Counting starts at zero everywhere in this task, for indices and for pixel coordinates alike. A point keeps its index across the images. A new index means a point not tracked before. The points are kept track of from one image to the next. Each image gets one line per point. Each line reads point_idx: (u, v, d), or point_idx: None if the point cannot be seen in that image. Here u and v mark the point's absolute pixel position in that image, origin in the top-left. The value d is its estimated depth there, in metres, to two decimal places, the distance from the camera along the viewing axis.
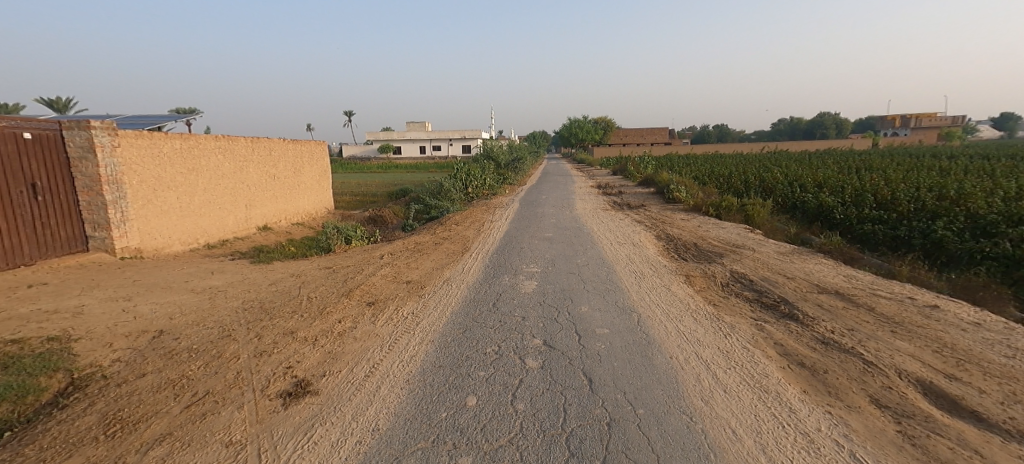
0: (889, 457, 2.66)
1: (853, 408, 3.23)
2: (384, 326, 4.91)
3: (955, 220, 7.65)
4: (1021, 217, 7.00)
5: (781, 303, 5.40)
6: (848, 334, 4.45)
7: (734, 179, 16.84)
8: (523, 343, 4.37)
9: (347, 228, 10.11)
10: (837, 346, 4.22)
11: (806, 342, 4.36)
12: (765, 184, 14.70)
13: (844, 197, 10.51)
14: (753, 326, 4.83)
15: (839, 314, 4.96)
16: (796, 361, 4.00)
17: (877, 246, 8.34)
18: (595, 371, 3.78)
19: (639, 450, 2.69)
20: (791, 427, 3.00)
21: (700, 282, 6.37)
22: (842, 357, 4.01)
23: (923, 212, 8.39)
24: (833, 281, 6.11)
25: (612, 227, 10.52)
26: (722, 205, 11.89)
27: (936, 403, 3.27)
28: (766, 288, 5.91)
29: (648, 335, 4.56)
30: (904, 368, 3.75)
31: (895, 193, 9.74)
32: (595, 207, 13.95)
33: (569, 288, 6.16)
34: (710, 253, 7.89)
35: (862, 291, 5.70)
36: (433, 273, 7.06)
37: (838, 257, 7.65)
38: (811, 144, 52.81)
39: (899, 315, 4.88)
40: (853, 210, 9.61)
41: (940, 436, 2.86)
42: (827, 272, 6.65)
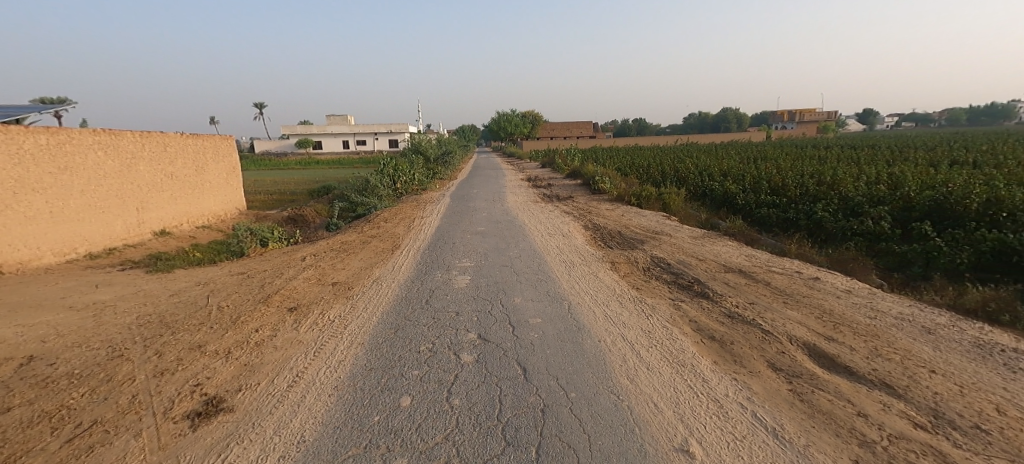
0: (783, 414, 3.03)
1: (755, 373, 3.62)
2: (309, 332, 4.63)
3: (831, 202, 8.81)
4: (880, 198, 8.24)
5: (694, 283, 5.88)
6: (750, 307, 4.97)
7: (652, 170, 17.99)
8: (457, 339, 4.35)
9: (262, 229, 9.36)
10: (741, 318, 4.69)
11: (716, 317, 4.80)
12: (679, 174, 15.86)
13: (745, 185, 11.67)
14: (671, 305, 5.22)
15: (742, 290, 5.52)
16: (708, 334, 4.39)
17: (772, 228, 9.37)
18: (529, 360, 3.86)
19: (571, 432, 2.80)
20: (704, 395, 3.30)
21: (624, 268, 6.74)
22: (745, 329, 4.46)
23: (807, 196, 9.55)
24: (737, 261, 6.78)
25: (541, 218, 10.77)
26: (642, 194, 12.66)
27: (819, 362, 3.77)
28: (681, 270, 6.41)
29: (578, 322, 4.74)
30: (794, 334, 4.27)
31: (785, 179, 11.00)
32: (525, 200, 14.20)
33: (502, 280, 6.21)
34: (632, 240, 8.37)
35: (761, 268, 6.39)
36: (361, 273, 6.77)
37: (741, 239, 8.49)
38: (718, 136, 57.58)
39: (790, 288, 5.55)
40: (752, 196, 10.71)
41: (822, 390, 3.31)
42: (732, 252, 7.36)
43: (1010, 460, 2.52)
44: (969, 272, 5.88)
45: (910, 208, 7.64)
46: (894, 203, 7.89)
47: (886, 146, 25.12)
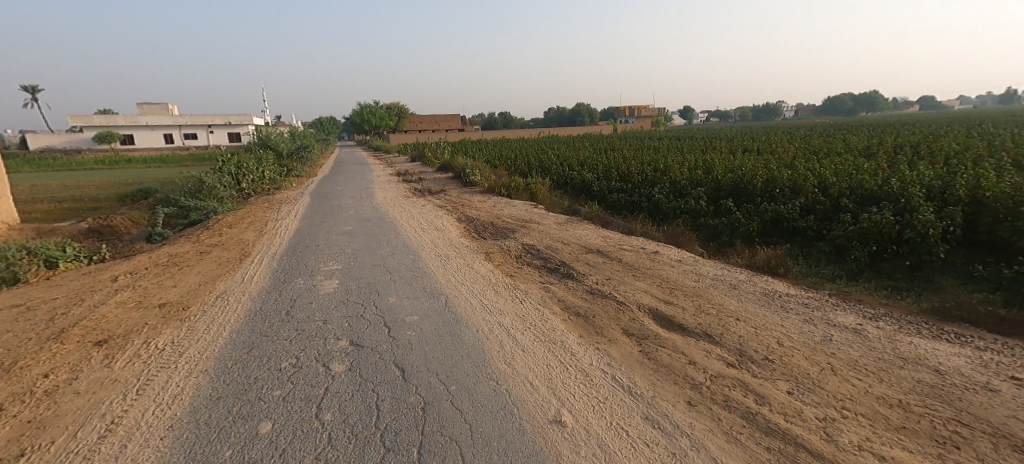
0: (636, 373, 3.47)
1: (613, 340, 4.07)
2: (129, 367, 3.79)
3: (665, 186, 10.31)
4: (699, 181, 9.92)
5: (560, 265, 6.34)
6: (607, 283, 5.55)
7: (519, 162, 18.87)
8: (325, 349, 3.99)
9: (48, 247, 7.33)
10: (600, 293, 5.21)
11: (580, 294, 5.25)
12: (543, 165, 16.90)
13: (598, 173, 12.97)
14: (541, 288, 5.56)
15: (600, 268, 6.14)
16: (574, 311, 4.79)
17: (622, 211, 10.60)
18: (407, 360, 3.73)
19: (453, 425, 2.79)
20: (573, 367, 3.59)
21: (497, 257, 6.96)
22: (604, 302, 4.98)
23: (647, 181, 11.03)
24: (595, 242, 7.51)
25: (413, 214, 10.50)
26: (511, 185, 13.20)
27: (662, 323, 4.40)
28: (549, 254, 6.86)
29: (456, 314, 4.74)
30: (642, 302, 4.91)
31: (629, 168, 12.52)
32: (395, 195, 13.66)
33: (374, 281, 5.88)
34: (503, 229, 8.67)
35: (614, 247, 7.18)
36: (199, 289, 5.77)
37: (598, 222, 9.44)
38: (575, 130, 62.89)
39: (637, 262, 6.35)
40: (604, 183, 11.96)
41: (664, 347, 3.87)
42: (591, 234, 8.13)
43: (788, 379, 3.29)
44: (758, 237, 7.47)
45: (719, 188, 9.38)
46: (708, 185, 9.59)
47: (700, 138, 30.40)
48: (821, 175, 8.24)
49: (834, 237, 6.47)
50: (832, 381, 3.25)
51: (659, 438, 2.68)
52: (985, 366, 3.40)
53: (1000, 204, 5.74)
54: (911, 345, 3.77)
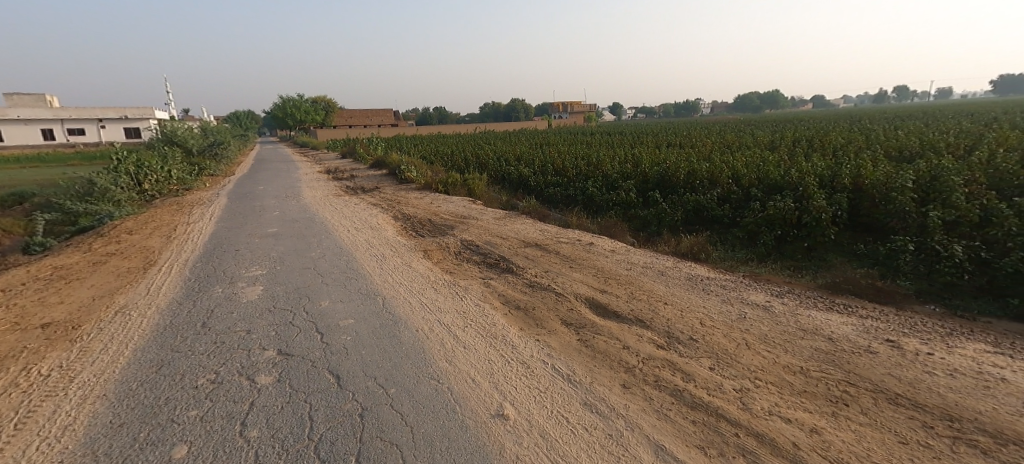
0: (574, 361, 3.59)
1: (552, 331, 4.17)
2: (4, 399, 3.26)
3: (598, 180, 10.72)
4: (629, 175, 10.43)
5: (499, 260, 6.38)
6: (545, 275, 5.67)
7: (456, 157, 18.68)
8: (249, 361, 3.69)
9: None
10: (539, 286, 5.31)
11: (519, 288, 5.32)
12: (479, 161, 16.88)
13: (534, 168, 13.20)
14: (481, 284, 5.56)
15: (538, 261, 6.27)
16: (514, 305, 4.85)
17: (558, 204, 10.88)
18: (342, 365, 3.56)
19: (392, 428, 2.71)
20: (515, 360, 3.64)
21: (436, 254, 6.85)
22: (543, 294, 5.09)
23: (581, 176, 11.40)
24: (533, 236, 7.64)
25: (345, 213, 10.01)
26: (448, 181, 13.04)
27: (597, 311, 4.58)
28: (488, 250, 6.87)
29: (394, 315, 4.60)
30: (579, 292, 5.08)
31: (564, 162, 12.88)
32: (325, 194, 12.94)
33: (303, 285, 5.54)
34: (441, 227, 8.55)
35: (552, 240, 7.36)
36: (94, 305, 5.10)
37: (535, 216, 9.61)
38: (511, 125, 63.37)
39: (574, 254, 6.55)
40: (541, 178, 12.20)
41: (600, 334, 4.04)
42: (529, 228, 8.26)
43: (710, 356, 3.58)
44: (682, 226, 8.02)
45: (647, 181, 9.93)
46: (637, 178, 10.12)
47: (628, 134, 31.95)
48: (735, 167, 8.99)
49: (746, 223, 7.11)
50: (746, 354, 3.58)
51: (596, 422, 2.79)
52: (868, 332, 3.91)
53: (877, 190, 6.62)
54: (810, 318, 4.25)
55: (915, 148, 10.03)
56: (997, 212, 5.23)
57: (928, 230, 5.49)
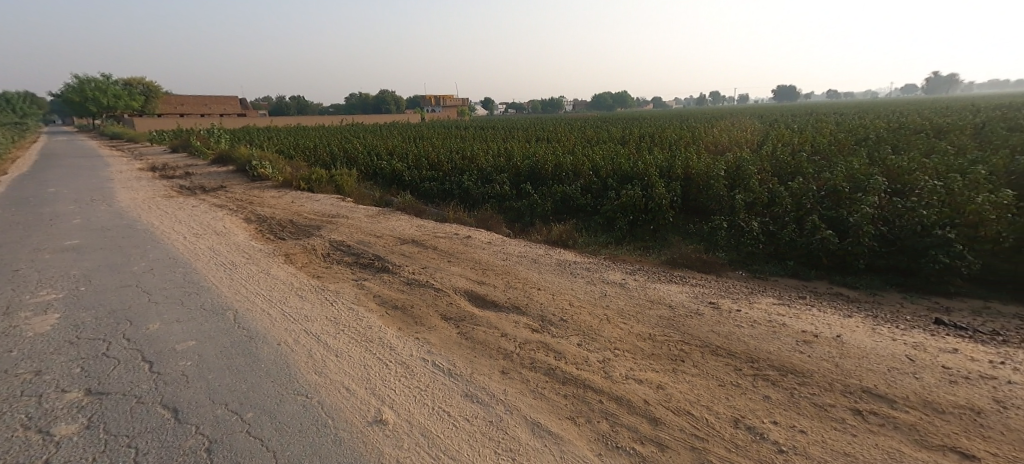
0: (455, 355, 3.61)
1: (431, 327, 4.13)
2: None
3: (473, 173, 10.88)
4: (502, 168, 10.79)
5: (374, 259, 6.07)
6: (423, 271, 5.58)
7: (320, 151, 17.17)
8: (42, 409, 2.90)
9: None
10: (417, 283, 5.20)
11: (396, 287, 5.14)
12: (347, 155, 15.78)
13: (408, 162, 12.83)
14: (354, 286, 5.23)
15: (416, 257, 6.13)
16: (391, 305, 4.67)
17: (435, 199, 10.78)
18: (181, 396, 3.02)
19: (251, 457, 2.40)
20: (393, 361, 3.51)
21: (300, 258, 6.23)
22: (421, 291, 4.99)
23: (456, 170, 11.44)
24: (409, 232, 7.43)
25: (181, 217, 8.48)
26: (312, 178, 11.94)
27: (476, 303, 4.67)
28: (360, 249, 6.48)
29: (249, 330, 4.06)
30: (458, 285, 5.10)
31: (438, 156, 12.76)
32: (151, 196, 10.77)
33: (122, 307, 4.54)
34: (306, 227, 7.80)
35: (429, 236, 7.25)
36: None
37: (411, 212, 9.37)
38: (382, 118, 60.46)
39: (452, 248, 6.56)
40: (415, 172, 11.92)
41: (479, 325, 4.12)
42: (405, 225, 8.02)
43: (577, 334, 3.92)
44: (552, 215, 8.60)
45: (519, 174, 10.40)
46: (510, 171, 10.53)
47: (500, 128, 33.02)
48: (594, 160, 9.94)
49: (605, 211, 7.92)
50: (608, 328, 4.00)
51: (477, 411, 2.84)
52: (697, 297, 4.70)
53: (701, 179, 7.95)
54: (656, 290, 4.93)
55: (726, 143, 12.28)
56: (778, 195, 6.70)
57: (736, 210, 6.79)
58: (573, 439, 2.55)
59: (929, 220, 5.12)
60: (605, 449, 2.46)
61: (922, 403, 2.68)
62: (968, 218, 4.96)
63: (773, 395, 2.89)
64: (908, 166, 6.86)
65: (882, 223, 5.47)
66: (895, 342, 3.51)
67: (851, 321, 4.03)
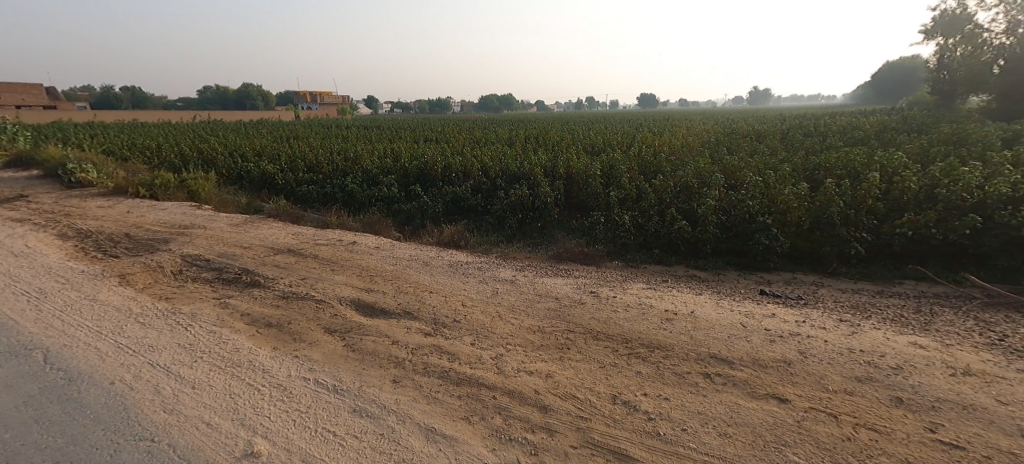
0: (340, 369, 3.37)
1: (313, 343, 3.80)
2: None
3: (357, 175, 10.30)
4: (389, 169, 10.40)
5: (241, 273, 5.38)
6: (302, 283, 5.10)
7: (165, 152, 14.66)
8: None
9: None
10: (295, 296, 4.75)
11: (270, 302, 4.63)
12: (203, 156, 13.75)
13: (280, 164, 11.66)
14: (216, 305, 4.57)
15: (292, 268, 5.59)
16: (263, 323, 4.18)
17: (314, 203, 9.99)
18: None
19: None
20: (267, 385, 3.16)
21: (142, 278, 5.24)
22: (300, 304, 4.57)
23: (337, 172, 10.72)
24: (284, 241, 6.75)
25: None
26: (156, 183, 10.16)
27: (363, 312, 4.43)
28: (223, 263, 5.69)
29: (68, 370, 3.29)
30: (342, 294, 4.78)
31: (316, 157, 11.82)
32: None
33: None
34: (149, 241, 6.60)
35: (308, 243, 6.67)
36: None
37: (286, 218, 8.54)
38: (249, 114, 53.90)
39: (335, 256, 6.12)
40: (290, 175, 10.87)
41: (367, 335, 3.91)
42: (279, 233, 7.27)
43: (470, 333, 3.95)
44: (443, 217, 8.54)
45: (407, 175, 10.13)
46: (397, 172, 10.20)
47: (386, 128, 31.73)
48: (482, 160, 10.10)
49: (495, 210, 8.11)
50: (499, 325, 4.10)
51: (367, 426, 2.70)
52: (580, 288, 5.07)
53: (580, 178, 8.59)
54: (543, 284, 5.20)
55: (600, 145, 13.48)
56: (644, 191, 7.56)
57: (611, 206, 7.48)
58: (468, 439, 2.57)
59: (755, 210, 6.22)
60: (499, 443, 2.53)
61: (751, 361, 3.25)
62: (780, 207, 6.15)
63: (643, 370, 3.25)
64: (737, 165, 8.28)
65: (722, 213, 6.50)
66: (733, 312, 4.20)
67: (702, 298, 4.71)
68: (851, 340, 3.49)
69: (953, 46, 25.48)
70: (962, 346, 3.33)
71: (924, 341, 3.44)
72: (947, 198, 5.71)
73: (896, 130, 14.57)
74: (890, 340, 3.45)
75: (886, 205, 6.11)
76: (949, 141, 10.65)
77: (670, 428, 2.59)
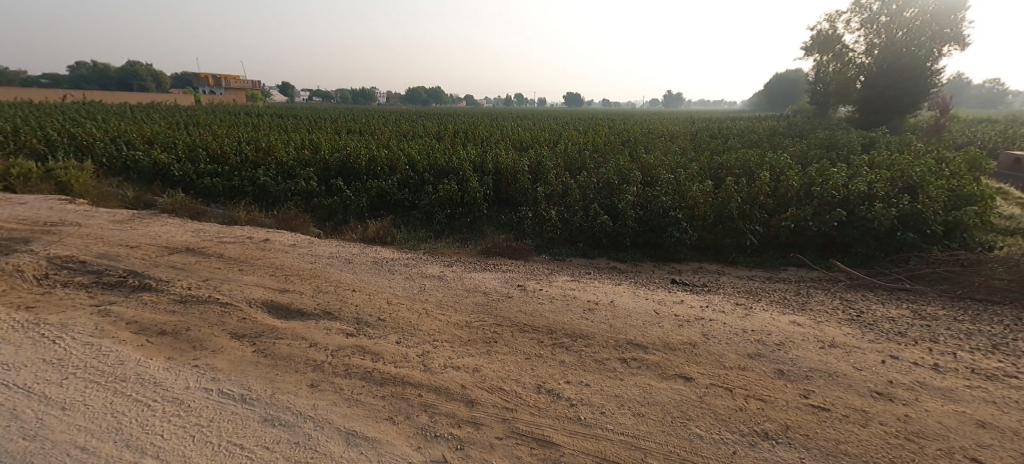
0: (249, 377, 3.11)
1: (217, 350, 3.46)
2: None
3: (270, 167, 9.54)
4: (307, 161, 9.75)
5: (126, 276, 4.74)
6: (204, 285, 4.62)
7: (24, 136, 12.43)
8: None
9: None
10: (195, 299, 4.29)
11: (163, 308, 4.14)
12: (76, 142, 11.87)
13: (178, 154, 10.43)
14: (95, 313, 3.99)
15: (192, 269, 5.04)
16: (155, 331, 3.73)
17: (219, 198, 9.10)
18: None
19: None
20: (160, 400, 2.82)
21: None
22: (201, 308, 4.13)
23: (247, 163, 9.83)
24: (182, 239, 6.06)
25: None
26: (13, 173, 8.60)
27: (277, 315, 4.12)
28: (104, 265, 4.98)
29: None
30: (252, 296, 4.40)
31: (222, 147, 10.75)
32: None
33: None
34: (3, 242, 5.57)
35: (211, 242, 6.05)
36: None
37: (185, 214, 7.68)
38: (137, 96, 47.42)
39: (243, 254, 5.62)
40: (189, 166, 9.78)
41: (281, 339, 3.64)
42: (175, 230, 6.51)
43: (395, 332, 3.84)
44: (367, 212, 8.19)
45: (328, 168, 9.58)
46: (316, 165, 9.60)
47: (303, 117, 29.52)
48: (409, 154, 9.82)
49: (423, 205, 7.94)
50: (426, 322, 4.04)
51: (279, 436, 2.53)
52: (507, 282, 5.15)
53: (509, 173, 8.69)
54: (471, 279, 5.20)
55: (528, 141, 13.74)
56: (569, 186, 7.85)
57: (538, 201, 7.66)
58: (391, 439, 2.51)
59: (668, 205, 6.72)
60: (424, 441, 2.49)
61: (662, 344, 3.52)
62: (689, 203, 6.71)
63: (566, 359, 3.39)
64: (653, 163, 8.89)
65: (640, 208, 6.94)
66: (648, 301, 4.51)
67: (620, 288, 5.01)
68: (745, 321, 3.91)
69: (827, 63, 29.38)
70: (830, 322, 3.89)
71: (802, 319, 3.97)
72: (822, 194, 6.60)
73: (783, 134, 16.52)
74: (775, 320, 3.93)
75: (775, 201, 6.93)
76: (823, 144, 12.32)
77: (590, 412, 2.73)
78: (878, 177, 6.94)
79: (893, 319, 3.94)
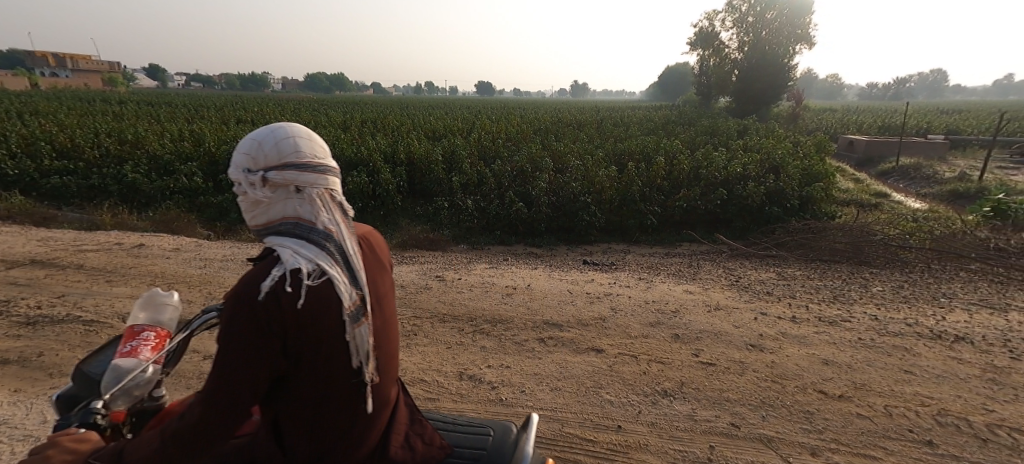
0: None
1: None
2: None
3: (140, 162, 8.31)
4: (187, 154, 8.65)
5: None
6: (59, 302, 3.91)
7: None
8: None
9: None
10: (48, 319, 3.62)
11: (4, 333, 3.44)
12: None
13: (11, 148, 8.63)
14: None
15: (42, 284, 4.24)
16: None
17: (74, 199, 7.71)
18: None
19: None
20: (7, 440, 2.37)
21: None
22: (58, 329, 3.51)
23: (109, 158, 8.46)
24: (24, 250, 5.06)
25: None
26: None
27: None
28: None
29: None
30: (125, 310, 3.83)
31: (73, 139, 9.11)
32: None
33: None
34: None
35: (66, 251, 5.13)
36: None
37: (27, 221, 6.42)
38: None
39: (111, 263, 4.85)
40: (28, 163, 8.15)
41: None
42: (15, 240, 5.41)
43: None
44: None
45: (215, 162, 8.59)
46: (200, 158, 8.56)
47: (180, 105, 25.74)
48: None
49: None
50: None
51: None
52: (425, 273, 5.07)
53: (422, 164, 8.51)
54: None
55: (440, 130, 13.57)
56: (485, 175, 7.90)
57: (454, 191, 7.64)
58: None
59: (577, 190, 7.09)
60: None
61: (576, 321, 3.73)
62: (596, 188, 7.16)
63: (487, 344, 3.45)
64: (562, 150, 9.29)
65: (552, 194, 7.23)
66: (561, 282, 4.74)
67: (536, 271, 5.20)
68: (647, 293, 4.29)
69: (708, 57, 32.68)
70: (714, 288, 4.43)
71: (693, 287, 4.46)
72: (707, 176, 7.43)
73: (674, 122, 18.19)
74: (672, 290, 4.37)
75: (670, 183, 7.63)
76: (706, 131, 13.78)
77: (510, 392, 2.82)
78: (751, 160, 7.97)
79: (763, 281, 4.59)
